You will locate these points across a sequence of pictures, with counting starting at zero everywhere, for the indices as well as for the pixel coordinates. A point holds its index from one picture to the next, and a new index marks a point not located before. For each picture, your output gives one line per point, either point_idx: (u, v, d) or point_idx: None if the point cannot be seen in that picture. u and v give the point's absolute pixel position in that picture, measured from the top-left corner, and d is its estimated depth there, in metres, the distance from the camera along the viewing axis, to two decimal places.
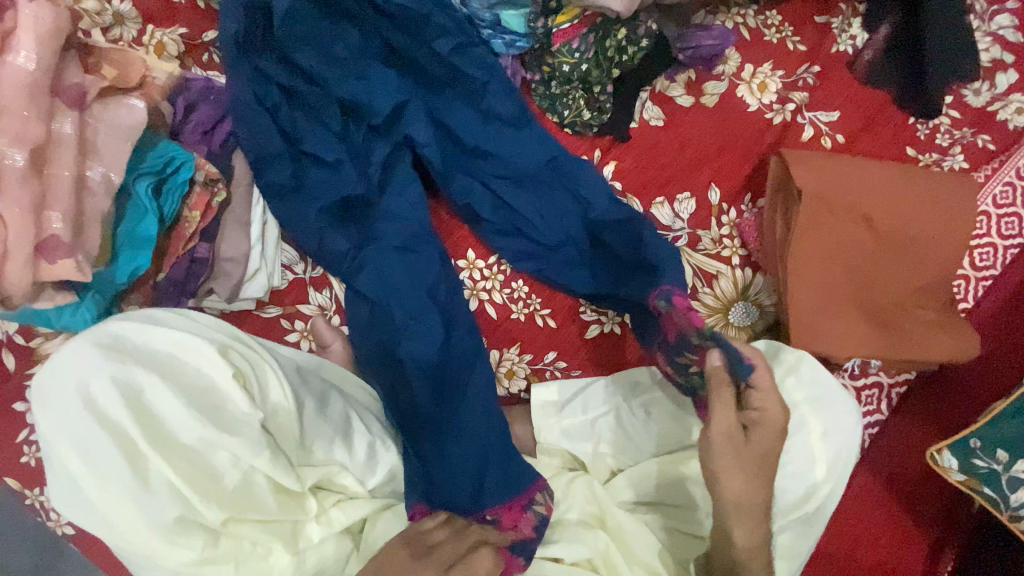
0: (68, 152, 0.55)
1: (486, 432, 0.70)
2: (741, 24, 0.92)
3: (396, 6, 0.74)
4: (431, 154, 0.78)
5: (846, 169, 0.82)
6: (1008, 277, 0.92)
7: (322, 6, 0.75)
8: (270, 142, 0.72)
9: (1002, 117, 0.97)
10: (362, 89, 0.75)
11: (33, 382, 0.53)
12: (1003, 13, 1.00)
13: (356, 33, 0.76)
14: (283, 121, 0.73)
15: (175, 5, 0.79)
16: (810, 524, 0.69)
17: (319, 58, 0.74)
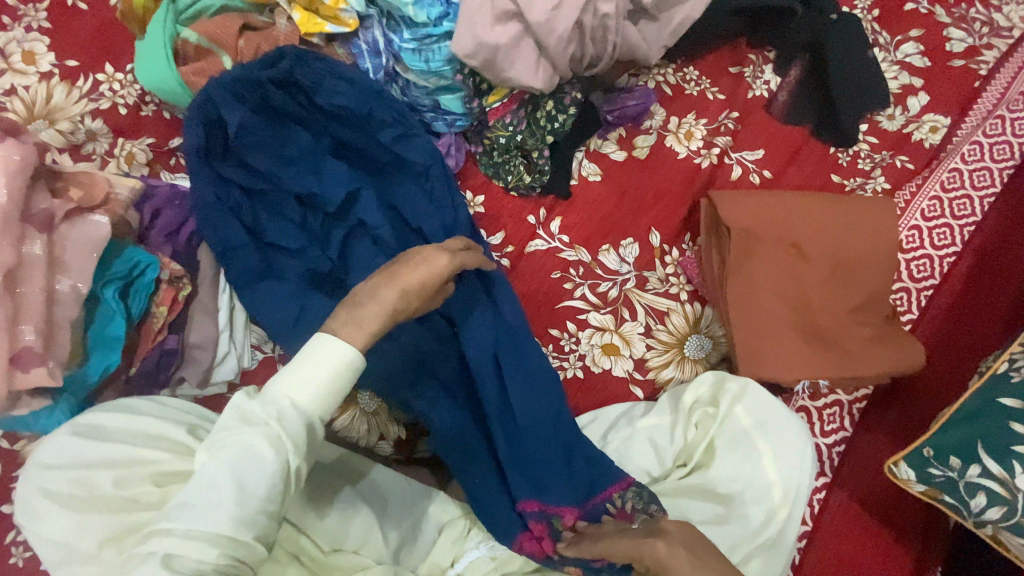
0: (38, 270, 0.60)
1: (547, 472, 0.75)
2: (662, 81, 1.01)
3: (340, 107, 0.82)
4: (385, 234, 0.83)
5: (772, 202, 0.88)
6: (948, 287, 0.97)
7: (270, 115, 0.82)
8: (234, 236, 0.78)
9: (917, 137, 1.05)
10: (315, 183, 0.83)
11: (22, 475, 0.58)
12: (907, 42, 1.10)
13: (306, 134, 0.84)
14: (246, 219, 0.80)
15: (142, 118, 0.88)
16: (777, 548, 0.71)
17: (274, 160, 0.82)
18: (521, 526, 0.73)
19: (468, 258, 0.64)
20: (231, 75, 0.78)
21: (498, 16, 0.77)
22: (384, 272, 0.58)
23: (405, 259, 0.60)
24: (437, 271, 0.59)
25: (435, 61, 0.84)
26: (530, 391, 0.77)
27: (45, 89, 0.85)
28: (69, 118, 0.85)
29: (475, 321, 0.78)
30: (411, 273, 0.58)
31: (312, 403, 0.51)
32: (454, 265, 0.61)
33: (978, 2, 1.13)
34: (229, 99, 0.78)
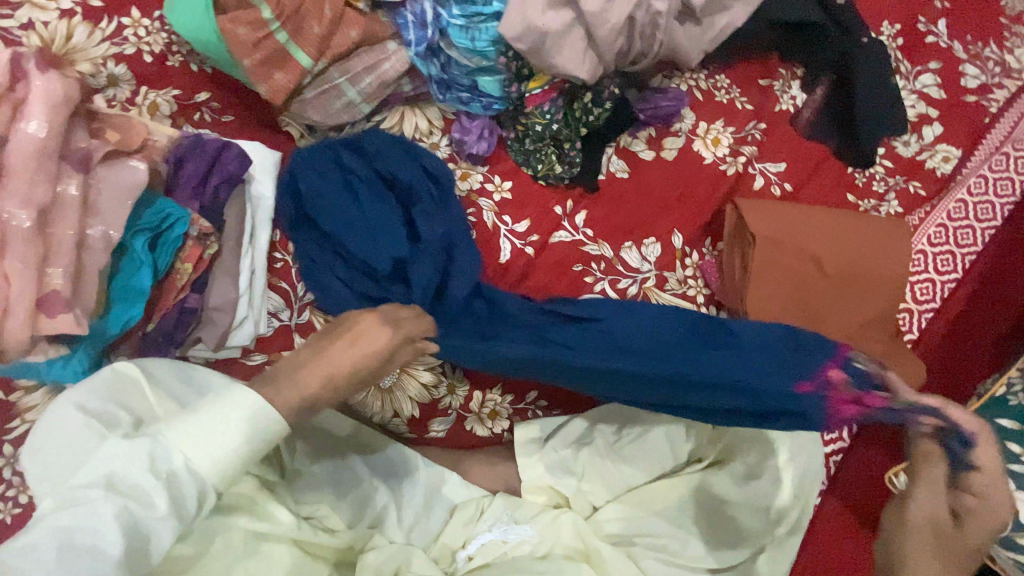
0: (71, 213, 0.58)
1: (738, 370, 0.69)
2: (694, 86, 1.02)
3: (392, 169, 0.80)
4: (438, 258, 0.78)
5: (793, 214, 0.90)
6: (948, 311, 0.99)
7: (340, 167, 0.80)
8: (319, 257, 0.78)
9: (929, 165, 1.07)
10: (368, 250, 0.77)
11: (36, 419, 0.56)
12: (927, 73, 1.12)
13: (367, 188, 0.80)
14: (328, 249, 0.79)
15: (168, 68, 0.85)
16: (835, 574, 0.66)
17: (340, 224, 0.78)
18: (855, 389, 0.66)
19: (398, 337, 0.65)
20: (312, 152, 0.80)
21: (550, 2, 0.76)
22: (315, 345, 0.61)
23: (341, 335, 0.62)
24: (368, 351, 0.62)
25: (481, 41, 0.82)
26: (625, 311, 0.75)
27: (66, 27, 0.80)
28: (90, 60, 0.81)
29: (546, 319, 0.76)
30: (344, 350, 0.61)
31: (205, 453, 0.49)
32: (388, 349, 0.63)
33: (994, 42, 1.15)
34: (303, 165, 0.79)
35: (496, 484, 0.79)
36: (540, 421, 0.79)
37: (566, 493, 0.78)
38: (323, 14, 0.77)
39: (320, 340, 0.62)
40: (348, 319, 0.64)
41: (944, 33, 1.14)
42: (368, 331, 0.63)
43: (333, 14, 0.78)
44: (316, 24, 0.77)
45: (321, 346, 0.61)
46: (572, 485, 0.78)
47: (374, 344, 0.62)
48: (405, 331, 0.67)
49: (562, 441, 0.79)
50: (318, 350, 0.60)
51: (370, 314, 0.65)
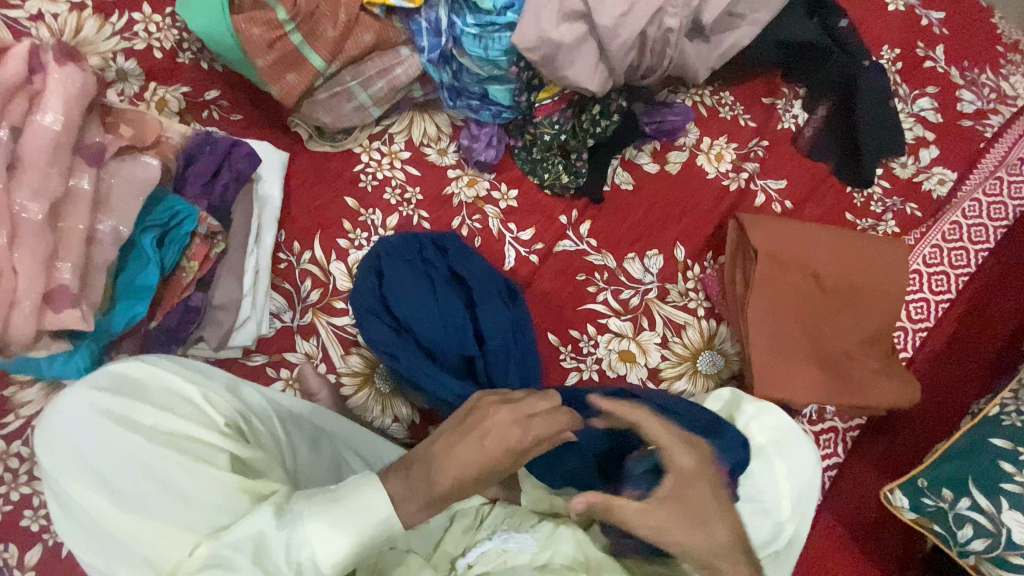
0: (82, 207, 0.58)
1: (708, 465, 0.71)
2: (699, 102, 1.04)
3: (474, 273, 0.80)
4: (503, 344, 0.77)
5: (797, 228, 0.91)
6: (941, 330, 1.01)
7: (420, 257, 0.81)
8: (402, 346, 0.75)
9: (926, 187, 1.09)
10: (439, 333, 0.77)
11: (48, 436, 0.54)
12: (924, 97, 1.14)
13: (447, 281, 0.80)
14: (415, 338, 0.77)
15: (178, 66, 0.84)
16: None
17: (418, 315, 0.77)
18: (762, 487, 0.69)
19: (543, 423, 0.55)
20: (395, 243, 0.80)
21: (565, 14, 0.77)
22: (445, 434, 0.55)
23: (466, 426, 0.55)
24: (500, 452, 0.53)
25: (494, 50, 0.81)
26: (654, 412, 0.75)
27: (76, 20, 0.80)
28: (99, 54, 0.81)
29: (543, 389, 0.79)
30: (483, 434, 0.53)
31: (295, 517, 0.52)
32: (522, 445, 0.54)
33: (990, 68, 1.18)
34: (392, 257, 0.79)
35: (496, 493, 0.79)
36: None
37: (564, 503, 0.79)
38: (338, 19, 0.77)
39: (452, 427, 0.55)
40: (482, 405, 0.56)
41: (942, 58, 1.17)
42: (505, 425, 0.54)
43: (349, 17, 0.78)
44: (331, 27, 0.77)
45: (458, 430, 0.55)
46: (569, 495, 0.80)
47: (508, 438, 0.54)
48: (542, 420, 0.56)
49: None
50: (450, 446, 0.54)
51: (534, 400, 0.57)
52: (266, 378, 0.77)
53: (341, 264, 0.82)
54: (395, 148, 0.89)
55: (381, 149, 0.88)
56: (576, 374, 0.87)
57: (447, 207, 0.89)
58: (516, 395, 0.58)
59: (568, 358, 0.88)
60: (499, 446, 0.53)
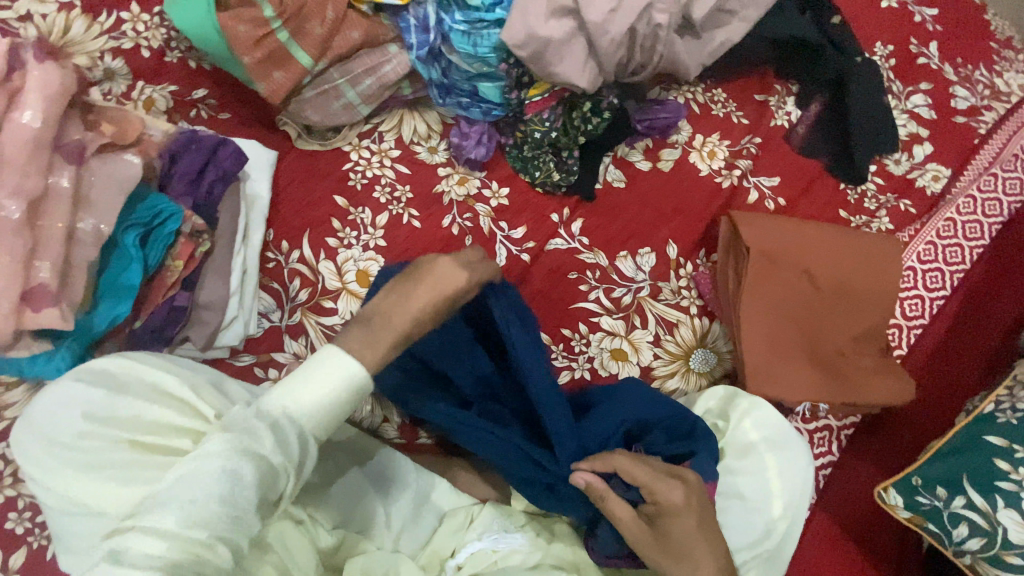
0: (62, 206, 0.57)
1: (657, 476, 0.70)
2: (691, 99, 1.03)
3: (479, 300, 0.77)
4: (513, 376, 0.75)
5: (797, 232, 0.90)
6: (936, 328, 1.01)
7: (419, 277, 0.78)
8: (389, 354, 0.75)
9: (920, 184, 1.08)
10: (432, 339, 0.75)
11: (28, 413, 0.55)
12: (918, 94, 1.14)
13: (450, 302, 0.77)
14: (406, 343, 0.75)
15: (166, 64, 0.84)
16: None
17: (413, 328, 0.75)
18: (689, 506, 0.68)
19: (484, 269, 0.61)
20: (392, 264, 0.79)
21: (553, 10, 0.77)
22: (396, 287, 0.57)
23: (416, 275, 0.58)
24: (451, 292, 0.57)
25: (483, 47, 0.81)
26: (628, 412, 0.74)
27: (64, 19, 0.80)
28: (86, 53, 0.81)
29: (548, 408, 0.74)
30: (432, 278, 0.57)
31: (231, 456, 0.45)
32: (470, 284, 0.59)
33: (984, 65, 1.18)
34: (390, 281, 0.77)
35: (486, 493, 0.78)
36: None
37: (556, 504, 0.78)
38: (325, 15, 0.77)
39: (402, 280, 0.58)
40: (422, 262, 0.60)
41: (935, 55, 1.17)
42: (447, 269, 0.58)
43: (336, 15, 0.77)
44: (318, 24, 0.77)
45: (404, 284, 0.58)
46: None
47: (457, 281, 0.58)
48: (483, 266, 0.62)
49: None
50: (405, 293, 0.57)
51: (473, 253, 0.62)
52: (254, 379, 0.77)
53: (330, 263, 0.82)
54: (384, 146, 0.88)
55: (371, 147, 0.88)
56: (568, 373, 0.87)
57: (437, 206, 0.88)
58: (469, 257, 0.61)
59: (559, 357, 0.87)
60: (454, 283, 0.58)
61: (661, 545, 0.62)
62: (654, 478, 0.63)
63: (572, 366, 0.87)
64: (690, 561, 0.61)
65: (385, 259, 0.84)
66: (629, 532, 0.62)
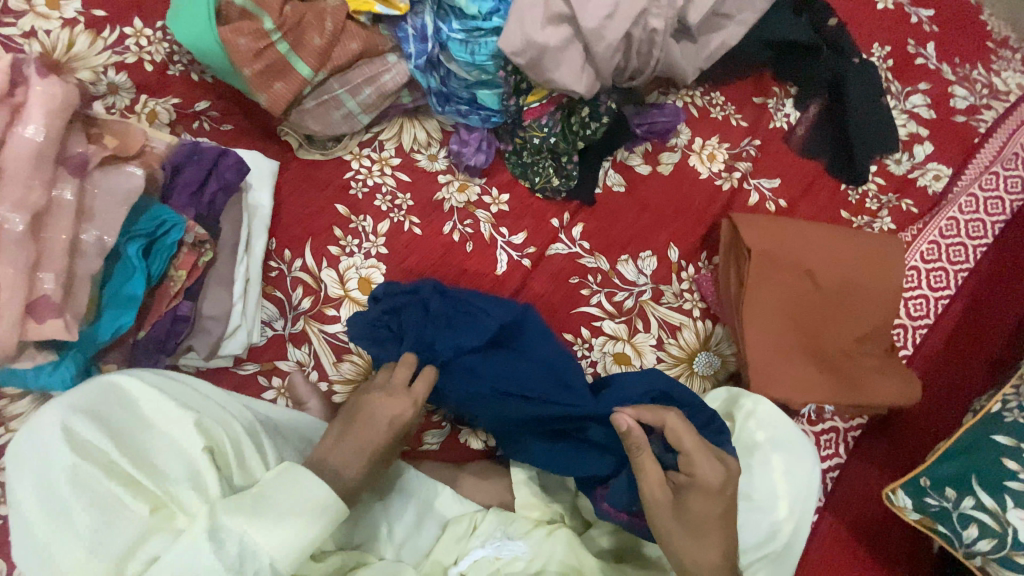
0: (65, 217, 0.58)
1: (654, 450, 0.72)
2: (690, 103, 1.03)
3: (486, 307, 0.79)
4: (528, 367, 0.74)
5: (793, 237, 0.90)
6: (942, 327, 1.00)
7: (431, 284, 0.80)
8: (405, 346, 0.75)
9: (921, 183, 1.08)
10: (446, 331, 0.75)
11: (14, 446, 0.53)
12: (917, 94, 1.14)
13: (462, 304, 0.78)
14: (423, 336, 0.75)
15: (168, 78, 0.85)
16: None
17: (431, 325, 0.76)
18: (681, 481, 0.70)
19: (422, 386, 0.69)
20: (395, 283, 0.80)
21: (550, 18, 0.78)
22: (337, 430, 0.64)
23: (358, 415, 0.65)
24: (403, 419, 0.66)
25: (480, 55, 0.82)
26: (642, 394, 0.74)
27: (68, 35, 0.82)
28: (91, 68, 0.82)
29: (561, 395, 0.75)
30: (377, 406, 0.66)
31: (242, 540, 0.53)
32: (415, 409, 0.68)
33: (983, 63, 1.18)
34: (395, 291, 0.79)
35: (491, 499, 0.78)
36: None
37: (561, 509, 0.79)
38: (324, 26, 0.78)
39: (346, 424, 0.64)
40: (361, 404, 0.66)
41: (934, 55, 1.17)
42: (391, 407, 0.66)
43: (335, 26, 0.78)
44: (317, 36, 0.78)
45: (347, 425, 0.64)
46: (567, 500, 0.80)
47: (401, 411, 0.66)
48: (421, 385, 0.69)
49: None
50: (342, 432, 0.64)
51: (404, 369, 0.69)
52: (257, 388, 0.77)
53: (332, 271, 0.82)
54: (385, 155, 0.89)
55: (371, 156, 0.88)
56: None
57: (438, 212, 0.88)
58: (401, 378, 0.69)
59: None
60: (400, 414, 0.66)
61: (681, 518, 0.64)
62: (702, 462, 0.65)
63: None
64: (704, 535, 0.64)
65: (387, 267, 0.85)
66: (654, 494, 0.64)
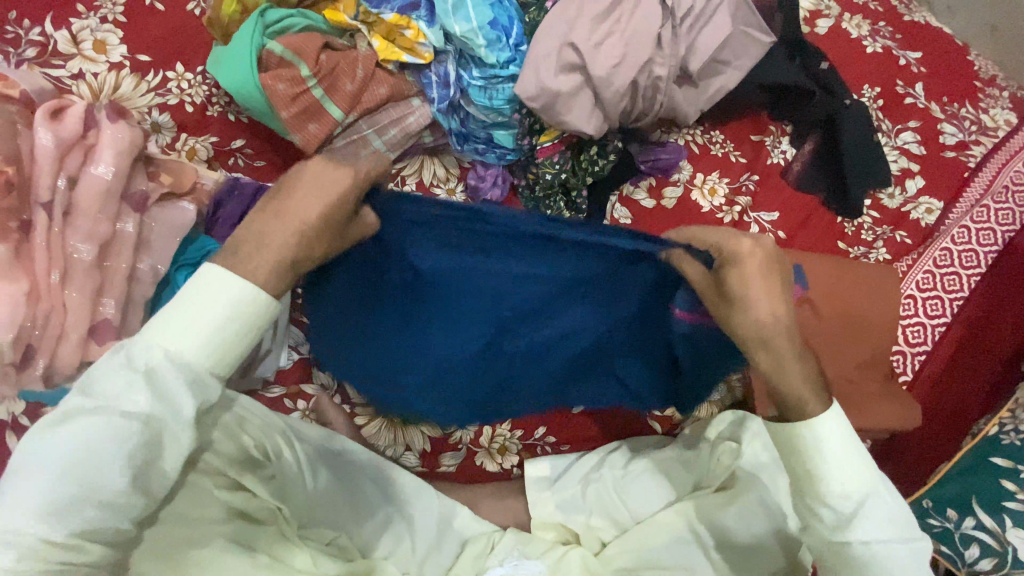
0: (126, 248, 0.63)
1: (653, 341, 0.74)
2: (691, 141, 1.10)
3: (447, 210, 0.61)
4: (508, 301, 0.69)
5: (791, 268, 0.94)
6: (939, 354, 1.03)
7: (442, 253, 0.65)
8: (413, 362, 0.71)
9: (913, 216, 1.13)
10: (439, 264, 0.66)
11: None
12: (907, 131, 1.20)
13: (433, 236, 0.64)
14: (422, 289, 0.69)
15: (207, 117, 0.92)
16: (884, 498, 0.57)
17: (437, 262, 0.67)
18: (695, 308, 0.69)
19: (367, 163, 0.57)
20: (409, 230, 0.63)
21: (562, 66, 0.85)
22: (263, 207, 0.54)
23: (290, 181, 0.55)
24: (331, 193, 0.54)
25: (498, 99, 0.89)
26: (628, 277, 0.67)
27: (115, 78, 0.90)
28: (135, 109, 0.89)
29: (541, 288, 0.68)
30: (295, 204, 0.54)
31: (212, 340, 0.48)
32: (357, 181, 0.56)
33: (968, 103, 1.25)
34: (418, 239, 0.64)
35: (507, 520, 0.82)
36: (548, 460, 0.83)
37: (575, 529, 0.81)
38: (355, 74, 0.85)
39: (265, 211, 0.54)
40: (295, 176, 0.55)
41: (921, 95, 1.24)
42: (322, 178, 0.54)
43: (365, 72, 0.86)
44: (349, 82, 0.85)
45: (268, 203, 0.54)
46: (582, 519, 0.82)
47: (336, 177, 0.55)
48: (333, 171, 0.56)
49: (573, 477, 0.83)
50: (278, 206, 0.54)
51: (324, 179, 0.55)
52: (285, 409, 0.81)
53: None
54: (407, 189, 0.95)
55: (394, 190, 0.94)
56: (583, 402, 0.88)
57: None
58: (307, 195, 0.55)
59: None
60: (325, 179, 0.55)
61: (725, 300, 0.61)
62: (730, 242, 0.62)
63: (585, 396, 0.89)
64: (745, 306, 0.60)
65: None
66: (703, 290, 0.63)
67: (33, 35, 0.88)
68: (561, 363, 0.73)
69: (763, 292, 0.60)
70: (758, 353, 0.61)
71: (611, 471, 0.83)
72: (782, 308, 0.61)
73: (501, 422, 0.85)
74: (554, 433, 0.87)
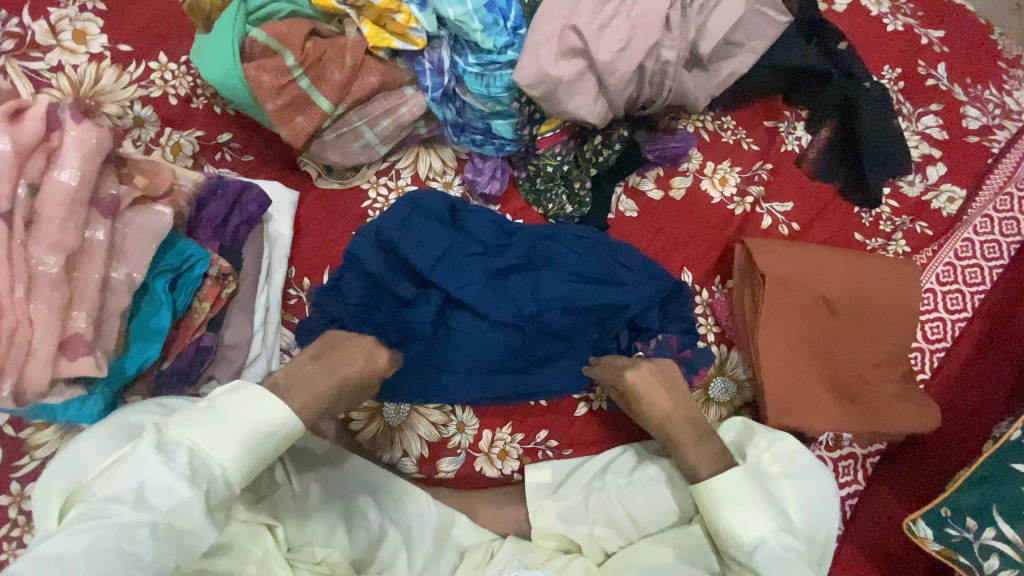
0: (96, 257, 0.60)
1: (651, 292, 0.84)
2: (701, 128, 1.04)
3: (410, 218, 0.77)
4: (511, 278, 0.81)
5: (794, 262, 0.89)
6: (959, 350, 0.99)
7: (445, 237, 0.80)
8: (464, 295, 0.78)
9: (935, 205, 1.08)
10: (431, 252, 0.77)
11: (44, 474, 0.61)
12: (928, 115, 1.14)
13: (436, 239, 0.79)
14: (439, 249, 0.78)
15: (191, 110, 0.87)
16: (786, 552, 0.63)
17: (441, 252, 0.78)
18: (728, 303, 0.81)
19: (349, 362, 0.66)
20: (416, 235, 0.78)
21: (564, 51, 0.79)
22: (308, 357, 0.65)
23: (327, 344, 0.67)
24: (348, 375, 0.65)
25: (496, 87, 0.84)
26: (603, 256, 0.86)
27: (96, 70, 0.85)
28: (117, 102, 0.85)
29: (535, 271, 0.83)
30: (339, 367, 0.65)
31: (254, 439, 0.54)
32: (365, 368, 0.67)
33: (994, 84, 1.18)
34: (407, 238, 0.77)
35: (507, 527, 0.79)
36: (551, 465, 0.81)
37: (577, 539, 0.78)
38: (344, 62, 0.80)
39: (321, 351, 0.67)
40: (320, 347, 0.67)
41: (944, 76, 1.17)
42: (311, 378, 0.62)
43: (354, 61, 0.81)
44: (337, 71, 0.80)
45: (316, 357, 0.65)
46: (583, 530, 0.78)
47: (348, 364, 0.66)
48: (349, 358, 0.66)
49: (575, 485, 0.80)
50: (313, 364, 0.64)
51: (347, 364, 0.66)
52: None
53: None
54: (402, 183, 0.90)
55: (388, 184, 0.89)
56: (586, 404, 0.86)
57: None
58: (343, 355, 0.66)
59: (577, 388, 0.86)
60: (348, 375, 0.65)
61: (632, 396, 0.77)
62: (619, 359, 0.80)
63: (590, 397, 0.86)
64: (650, 398, 0.75)
65: None
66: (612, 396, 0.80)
67: (11, 26, 0.84)
68: (572, 277, 0.84)
69: (658, 389, 0.76)
70: (681, 450, 0.73)
71: (614, 480, 0.80)
72: (667, 398, 0.75)
73: (502, 425, 0.83)
74: (557, 436, 0.84)
